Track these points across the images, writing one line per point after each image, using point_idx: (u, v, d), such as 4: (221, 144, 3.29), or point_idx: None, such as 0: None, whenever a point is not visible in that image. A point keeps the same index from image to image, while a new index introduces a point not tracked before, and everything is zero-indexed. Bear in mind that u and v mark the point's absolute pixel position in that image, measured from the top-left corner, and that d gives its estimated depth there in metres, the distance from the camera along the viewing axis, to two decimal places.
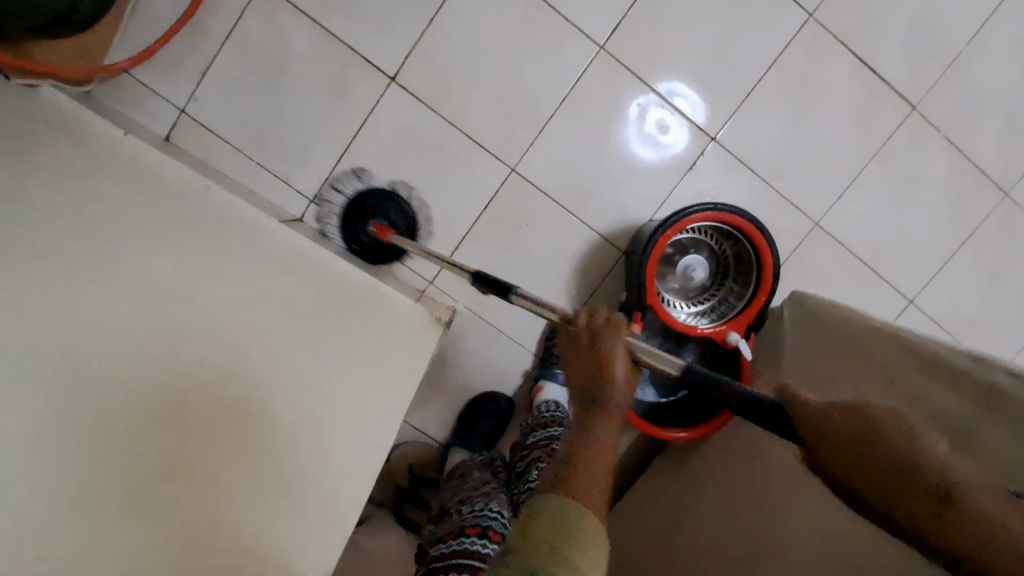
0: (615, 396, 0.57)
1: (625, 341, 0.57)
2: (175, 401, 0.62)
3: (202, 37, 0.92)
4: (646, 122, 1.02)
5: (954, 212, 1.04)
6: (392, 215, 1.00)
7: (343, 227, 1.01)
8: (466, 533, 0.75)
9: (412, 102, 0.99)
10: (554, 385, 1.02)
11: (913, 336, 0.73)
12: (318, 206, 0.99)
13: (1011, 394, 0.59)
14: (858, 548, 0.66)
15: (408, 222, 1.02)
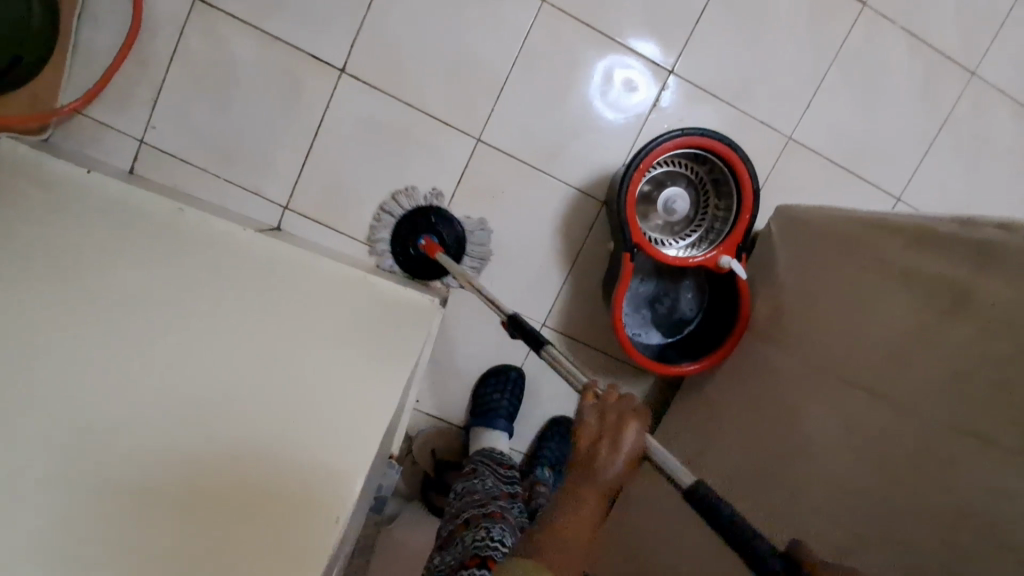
0: (610, 474, 0.58)
1: (640, 428, 0.59)
2: (166, 427, 0.68)
3: (148, 65, 0.97)
4: (614, 79, 1.03)
5: (924, 102, 1.09)
6: (444, 233, 1.02)
7: (392, 240, 1.02)
8: (466, 564, 0.78)
9: (364, 88, 0.99)
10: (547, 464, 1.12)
11: (901, 220, 0.66)
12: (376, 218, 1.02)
13: (1004, 246, 0.53)
14: (881, 449, 0.58)
15: (457, 243, 1.03)
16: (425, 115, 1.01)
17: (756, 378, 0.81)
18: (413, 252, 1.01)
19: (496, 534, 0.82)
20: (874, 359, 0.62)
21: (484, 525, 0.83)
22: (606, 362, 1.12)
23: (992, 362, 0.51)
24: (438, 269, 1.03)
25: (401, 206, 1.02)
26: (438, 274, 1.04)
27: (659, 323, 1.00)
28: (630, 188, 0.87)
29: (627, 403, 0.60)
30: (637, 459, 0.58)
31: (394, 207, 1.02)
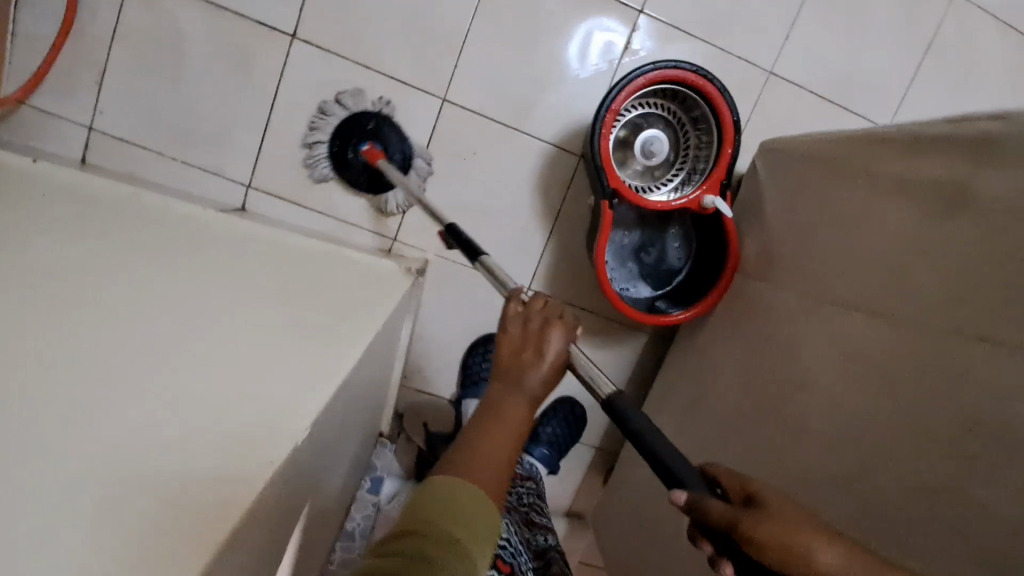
0: (534, 376, 0.59)
1: (567, 339, 0.62)
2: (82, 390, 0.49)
3: (88, 46, 0.91)
4: (594, 41, 0.98)
5: (908, 25, 1.04)
6: (390, 143, 0.94)
7: (332, 142, 0.95)
8: None
9: (319, 53, 0.93)
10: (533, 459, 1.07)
11: (892, 131, 0.62)
12: (319, 117, 0.94)
13: (1004, 140, 0.48)
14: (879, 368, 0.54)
15: (403, 157, 0.96)
16: (385, 77, 0.95)
17: (747, 320, 0.77)
18: (351, 155, 0.94)
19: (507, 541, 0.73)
20: (870, 281, 0.58)
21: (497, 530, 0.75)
22: (596, 322, 1.08)
23: (996, 265, 0.47)
24: (378, 181, 0.96)
25: (347, 105, 0.94)
26: (376, 186, 0.97)
27: (647, 274, 0.96)
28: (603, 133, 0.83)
29: (555, 313, 0.64)
30: (560, 366, 0.61)
31: (341, 105, 0.94)
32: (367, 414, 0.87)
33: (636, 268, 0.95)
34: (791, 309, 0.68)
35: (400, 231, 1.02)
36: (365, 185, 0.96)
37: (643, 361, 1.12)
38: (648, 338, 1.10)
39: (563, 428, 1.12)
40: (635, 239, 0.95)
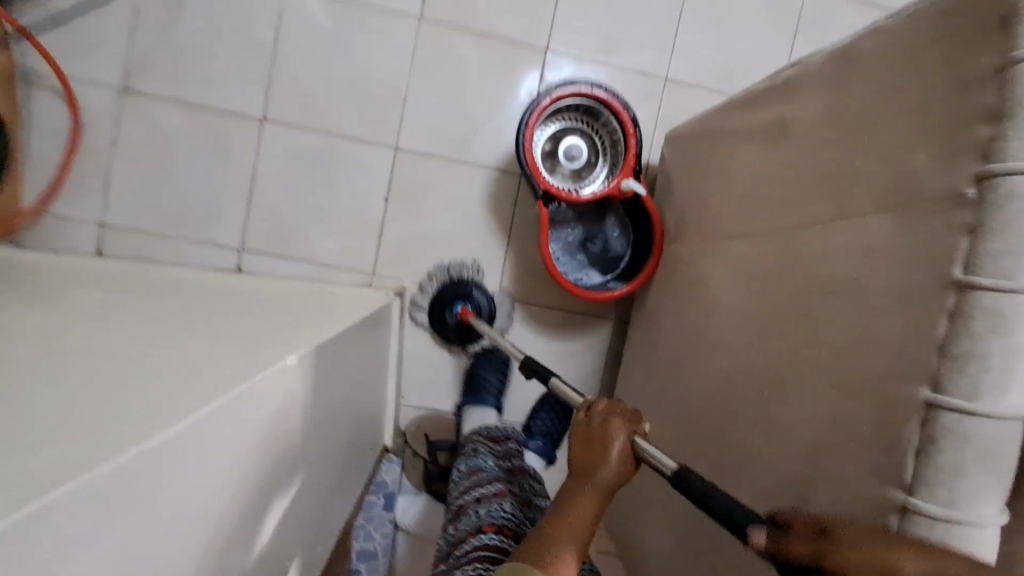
0: (604, 474, 0.55)
1: (633, 433, 0.57)
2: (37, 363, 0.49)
3: (93, 157, 1.09)
4: (524, 85, 1.16)
5: (774, 18, 1.21)
6: (477, 300, 1.15)
7: (430, 307, 1.16)
8: (481, 531, 0.78)
9: (285, 129, 1.11)
10: (530, 453, 1.15)
11: (742, 93, 0.76)
12: (421, 287, 1.16)
13: (796, 79, 0.63)
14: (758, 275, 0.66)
15: (489, 311, 1.16)
16: (343, 137, 1.13)
17: (675, 276, 0.89)
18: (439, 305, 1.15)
19: (495, 513, 0.81)
20: (741, 212, 0.71)
21: (495, 501, 0.85)
22: (564, 315, 1.19)
23: None
24: (472, 334, 1.17)
25: (441, 276, 1.16)
26: (471, 338, 1.17)
27: (595, 262, 1.09)
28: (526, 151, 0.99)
29: (618, 408, 0.60)
30: (628, 463, 0.56)
31: (438, 275, 1.16)
32: (363, 424, 0.97)
33: (583, 257, 1.09)
34: (699, 253, 0.81)
35: (376, 265, 1.16)
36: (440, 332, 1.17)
37: (614, 345, 1.22)
38: (613, 323, 1.21)
39: (554, 421, 1.20)
40: (577, 233, 1.09)
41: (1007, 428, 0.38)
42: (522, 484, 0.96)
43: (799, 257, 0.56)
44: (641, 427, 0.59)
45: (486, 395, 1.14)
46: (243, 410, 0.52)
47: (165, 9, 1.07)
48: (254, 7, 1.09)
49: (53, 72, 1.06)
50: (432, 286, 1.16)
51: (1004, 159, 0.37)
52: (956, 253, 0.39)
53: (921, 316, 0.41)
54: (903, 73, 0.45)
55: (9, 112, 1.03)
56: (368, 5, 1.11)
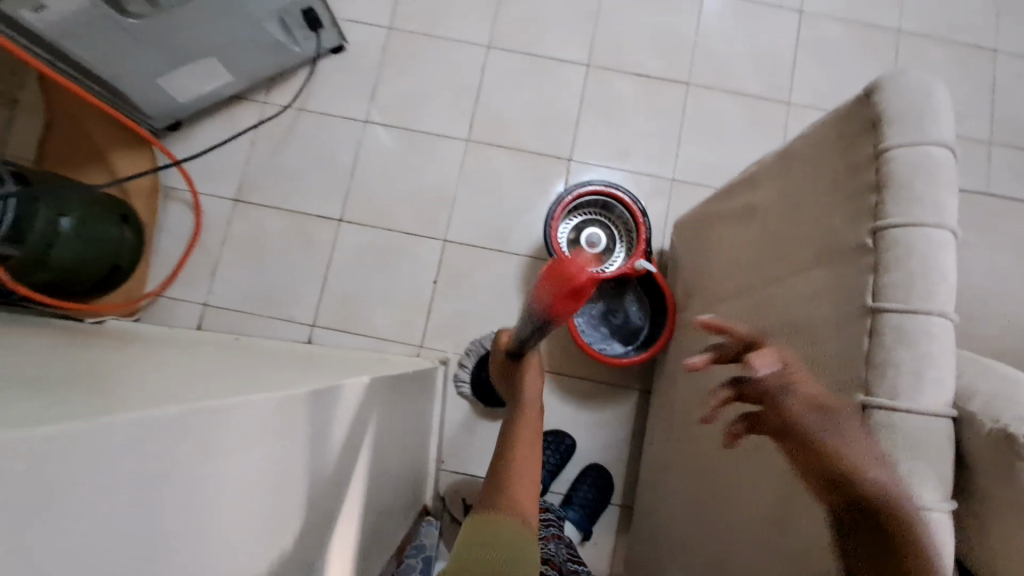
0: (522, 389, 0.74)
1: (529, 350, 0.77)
2: (101, 373, 0.52)
3: (206, 252, 1.37)
4: (553, 189, 1.39)
5: (764, 129, 1.43)
6: None
7: (472, 370, 1.28)
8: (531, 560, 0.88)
9: (357, 228, 1.37)
10: (569, 524, 1.20)
11: (725, 186, 0.93)
12: (468, 352, 1.29)
13: (758, 173, 0.80)
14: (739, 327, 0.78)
15: None
16: (401, 233, 1.37)
17: (688, 341, 1.00)
18: (481, 374, 1.26)
19: (551, 546, 0.96)
20: (730, 279, 0.84)
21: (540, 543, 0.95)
22: (592, 385, 1.30)
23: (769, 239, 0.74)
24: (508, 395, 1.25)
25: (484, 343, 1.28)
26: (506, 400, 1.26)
27: (616, 334, 1.22)
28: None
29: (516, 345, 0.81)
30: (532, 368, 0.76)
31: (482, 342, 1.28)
32: (407, 477, 1.07)
33: (606, 329, 1.22)
34: (704, 316, 0.93)
35: (425, 338, 1.33)
36: (487, 399, 1.28)
37: (640, 415, 1.30)
38: (639, 393, 1.30)
39: (592, 492, 1.24)
40: (601, 308, 1.23)
41: (928, 422, 0.48)
42: (562, 542, 1.03)
43: (770, 307, 0.69)
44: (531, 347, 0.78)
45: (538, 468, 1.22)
46: (323, 411, 0.63)
47: (274, 142, 1.40)
48: (340, 138, 1.40)
49: (188, 189, 1.38)
50: (476, 352, 1.28)
51: (887, 218, 0.52)
52: (865, 287, 0.52)
53: (848, 336, 0.53)
54: (820, 164, 0.62)
55: (150, 217, 1.33)
56: (428, 134, 1.41)
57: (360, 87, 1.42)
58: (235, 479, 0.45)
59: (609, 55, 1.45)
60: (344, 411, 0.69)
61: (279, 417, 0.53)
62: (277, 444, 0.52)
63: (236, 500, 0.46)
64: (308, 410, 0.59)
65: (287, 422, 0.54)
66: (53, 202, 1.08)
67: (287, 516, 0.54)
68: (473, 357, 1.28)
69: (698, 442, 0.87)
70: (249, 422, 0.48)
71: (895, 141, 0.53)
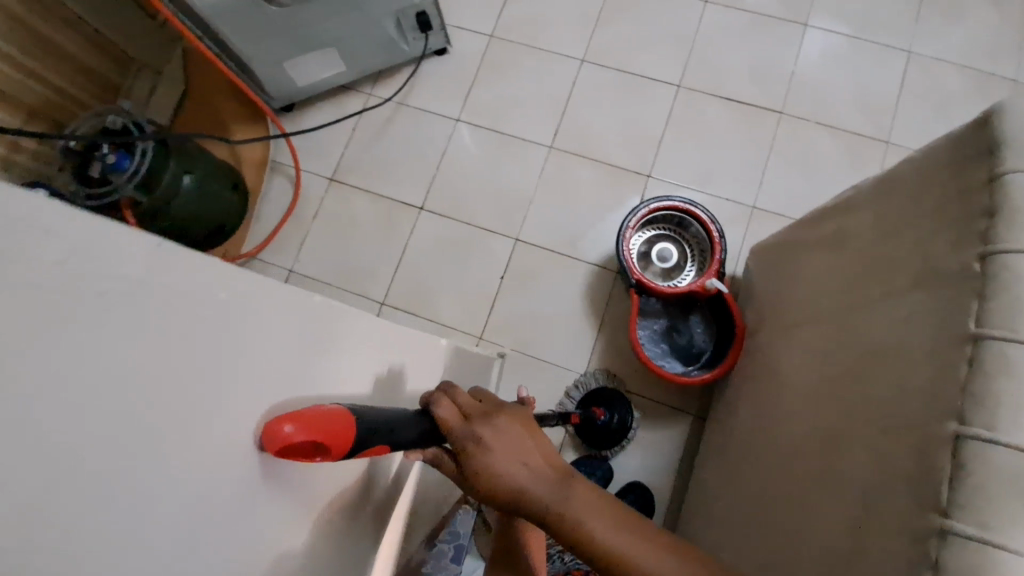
0: (473, 436, 0.57)
1: (453, 402, 0.59)
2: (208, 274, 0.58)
3: (297, 222, 1.48)
4: (626, 203, 1.40)
5: (856, 166, 1.38)
6: (617, 415, 1.24)
7: (573, 403, 1.28)
8: None
9: (436, 218, 1.44)
10: None
11: (814, 211, 0.91)
12: (575, 384, 1.29)
13: (852, 199, 0.78)
14: (817, 350, 0.76)
15: (619, 428, 1.24)
16: (477, 227, 1.42)
17: (756, 365, 0.98)
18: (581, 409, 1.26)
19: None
20: (810, 304, 0.83)
21: None
22: (644, 401, 1.28)
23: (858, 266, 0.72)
24: (598, 441, 1.24)
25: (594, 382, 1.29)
26: (593, 444, 1.25)
27: (677, 353, 1.21)
28: (279, 426, 0.41)
29: (450, 393, 0.61)
30: (465, 425, 0.57)
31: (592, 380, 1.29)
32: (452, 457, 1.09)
33: (667, 345, 1.21)
34: (779, 340, 0.91)
35: (485, 330, 1.36)
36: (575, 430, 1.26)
37: (693, 440, 1.26)
38: (693, 417, 1.26)
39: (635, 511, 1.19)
40: (665, 323, 1.23)
41: None
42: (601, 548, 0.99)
43: (857, 330, 0.67)
44: (452, 396, 0.60)
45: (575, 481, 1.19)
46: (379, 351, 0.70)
47: (373, 131, 1.51)
48: (432, 133, 1.49)
49: (293, 164, 1.50)
50: (583, 388, 1.29)
51: (997, 243, 0.49)
52: (970, 312, 0.50)
53: (945, 363, 0.51)
54: (926, 190, 0.61)
55: (257, 187, 1.47)
56: (514, 137, 1.47)
57: (456, 88, 1.51)
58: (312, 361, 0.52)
59: (702, 79, 1.46)
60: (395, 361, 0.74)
61: (332, 324, 0.59)
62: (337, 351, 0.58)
63: (314, 387, 0.52)
64: (360, 330, 0.67)
65: (341, 331, 0.61)
66: (182, 161, 1.22)
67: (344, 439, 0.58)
68: (580, 391, 1.28)
69: (756, 465, 0.84)
70: (311, 315, 0.55)
71: (1014, 165, 0.50)
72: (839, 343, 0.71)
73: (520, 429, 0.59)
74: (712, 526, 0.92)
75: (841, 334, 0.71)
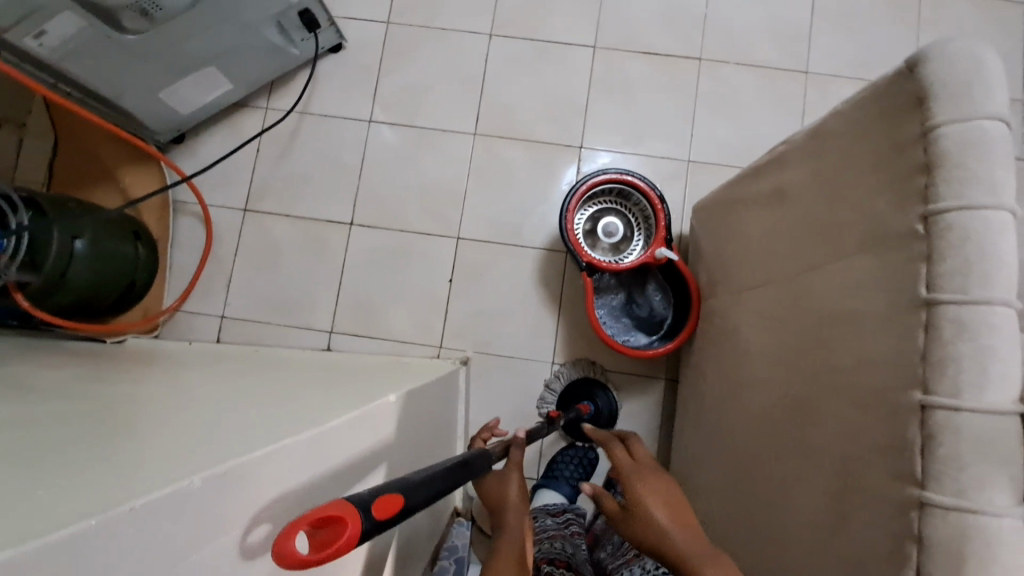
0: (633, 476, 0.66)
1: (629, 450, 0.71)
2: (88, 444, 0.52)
3: (218, 263, 1.36)
4: (563, 179, 1.35)
5: (780, 103, 1.37)
6: (600, 401, 1.24)
7: (557, 401, 1.26)
8: (539, 563, 0.88)
9: (369, 231, 1.35)
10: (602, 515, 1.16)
11: (748, 169, 0.89)
12: (553, 379, 1.27)
13: (785, 156, 0.76)
14: (772, 314, 0.75)
15: (608, 412, 1.23)
16: (413, 233, 1.35)
17: (715, 330, 0.98)
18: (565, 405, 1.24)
19: (557, 545, 0.92)
20: (757, 267, 0.82)
21: (549, 542, 0.94)
22: (616, 376, 1.27)
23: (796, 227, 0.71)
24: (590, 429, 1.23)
25: (570, 373, 1.27)
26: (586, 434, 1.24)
27: (640, 325, 1.19)
28: (284, 543, 0.40)
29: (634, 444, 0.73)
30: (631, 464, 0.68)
31: (566, 372, 1.27)
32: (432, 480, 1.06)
33: (628, 319, 1.19)
34: (732, 305, 0.91)
35: (443, 339, 1.31)
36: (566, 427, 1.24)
37: (668, 404, 1.26)
38: (665, 381, 1.26)
39: None
40: (623, 297, 1.20)
41: (993, 419, 0.44)
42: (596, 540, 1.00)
43: (808, 295, 0.66)
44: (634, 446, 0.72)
45: (555, 478, 1.19)
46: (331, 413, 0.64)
47: (280, 147, 1.38)
48: (345, 140, 1.38)
49: (197, 201, 1.37)
50: (562, 381, 1.26)
51: (938, 202, 0.48)
52: (918, 276, 0.49)
53: (902, 330, 0.49)
54: (858, 147, 0.59)
55: (162, 235, 1.33)
56: (432, 130, 1.38)
57: (361, 86, 1.39)
58: (248, 471, 0.46)
59: (617, 36, 1.39)
60: (344, 462, 0.60)
61: (228, 497, 0.44)
62: (234, 531, 0.45)
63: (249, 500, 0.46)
64: (288, 465, 0.51)
65: (252, 498, 0.46)
66: (67, 225, 1.07)
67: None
68: (560, 385, 1.26)
69: (731, 432, 0.84)
70: (179, 520, 0.40)
71: (944, 117, 0.49)
72: (791, 308, 0.70)
73: (679, 494, 0.65)
74: (699, 496, 0.92)
75: (792, 298, 0.70)
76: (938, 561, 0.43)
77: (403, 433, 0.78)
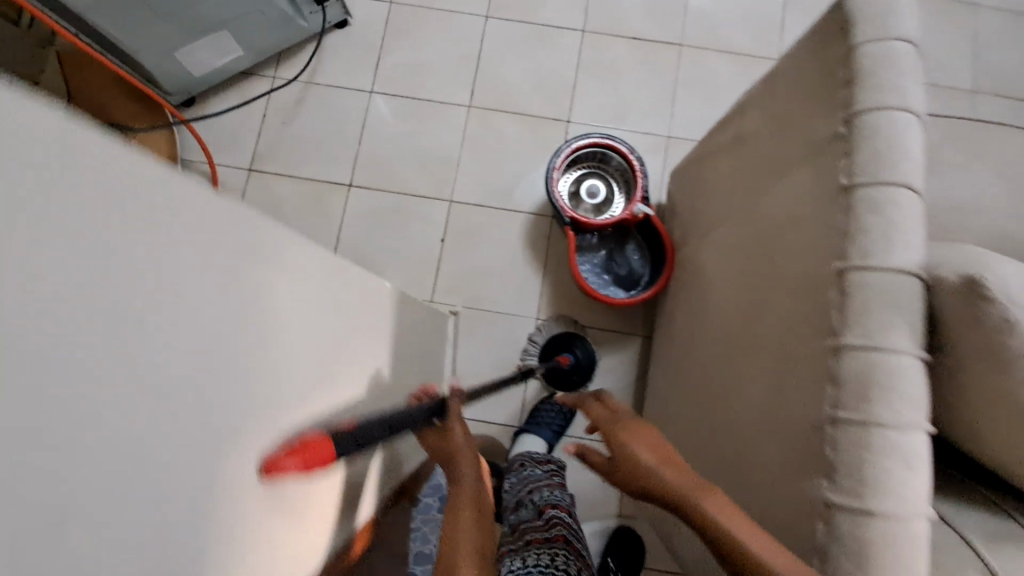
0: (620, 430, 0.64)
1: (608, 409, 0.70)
2: None
3: None
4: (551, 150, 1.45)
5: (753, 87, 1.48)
6: (579, 352, 1.31)
7: (538, 354, 1.33)
8: (544, 507, 0.93)
9: (367, 192, 1.43)
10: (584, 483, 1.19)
11: (714, 127, 1.00)
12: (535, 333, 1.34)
13: (743, 104, 0.86)
14: (731, 242, 0.84)
15: (586, 362, 1.31)
16: (409, 194, 1.43)
17: (685, 275, 1.07)
18: (546, 357, 1.31)
19: (556, 492, 0.99)
20: (721, 205, 0.91)
21: (547, 489, 0.99)
22: (596, 332, 1.35)
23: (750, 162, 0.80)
24: (570, 380, 1.31)
25: (551, 327, 1.34)
26: (566, 384, 1.31)
27: (618, 281, 1.27)
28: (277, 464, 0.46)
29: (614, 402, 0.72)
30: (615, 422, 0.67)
31: (547, 327, 1.34)
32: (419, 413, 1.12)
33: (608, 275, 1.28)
34: (700, 246, 0.99)
35: (434, 293, 1.38)
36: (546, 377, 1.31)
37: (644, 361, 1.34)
38: (642, 339, 1.34)
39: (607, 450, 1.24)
40: (604, 256, 1.29)
41: (894, 277, 0.52)
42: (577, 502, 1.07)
43: (759, 215, 0.75)
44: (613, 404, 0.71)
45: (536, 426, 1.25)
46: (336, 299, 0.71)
47: (286, 112, 1.47)
48: (348, 108, 1.47)
49: (205, 159, 1.44)
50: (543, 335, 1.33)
51: (857, 106, 0.57)
52: (839, 168, 0.57)
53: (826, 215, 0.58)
54: (796, 80, 0.69)
55: None
56: (430, 101, 1.47)
57: (365, 59, 1.49)
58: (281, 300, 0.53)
59: (604, 21, 1.50)
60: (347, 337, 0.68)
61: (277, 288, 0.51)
62: None
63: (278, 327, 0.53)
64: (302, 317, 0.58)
65: None
66: None
67: (313, 406, 0.56)
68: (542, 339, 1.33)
69: (697, 356, 0.92)
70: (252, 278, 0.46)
71: (864, 37, 0.58)
72: (747, 230, 0.79)
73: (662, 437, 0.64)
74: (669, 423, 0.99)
75: (747, 222, 0.79)
76: (849, 394, 0.51)
77: (388, 341, 0.84)
